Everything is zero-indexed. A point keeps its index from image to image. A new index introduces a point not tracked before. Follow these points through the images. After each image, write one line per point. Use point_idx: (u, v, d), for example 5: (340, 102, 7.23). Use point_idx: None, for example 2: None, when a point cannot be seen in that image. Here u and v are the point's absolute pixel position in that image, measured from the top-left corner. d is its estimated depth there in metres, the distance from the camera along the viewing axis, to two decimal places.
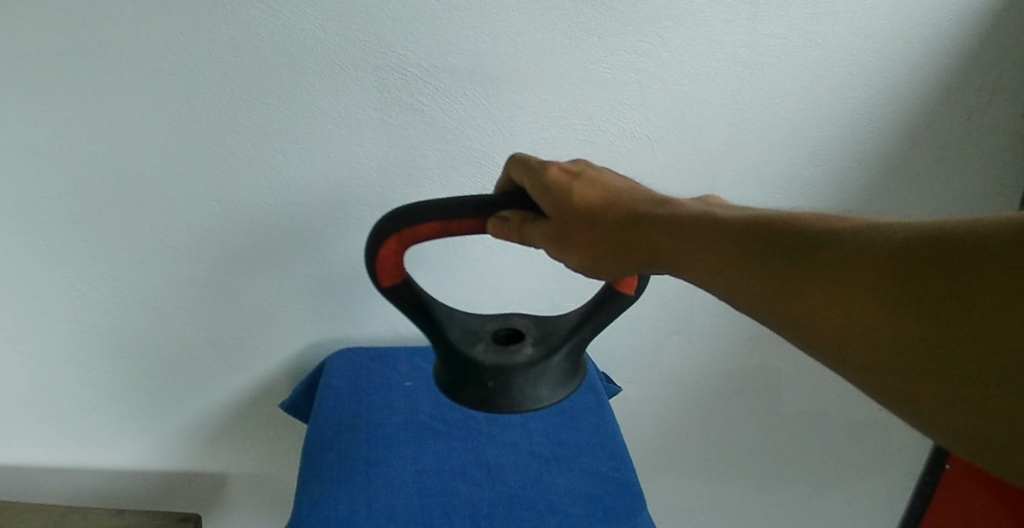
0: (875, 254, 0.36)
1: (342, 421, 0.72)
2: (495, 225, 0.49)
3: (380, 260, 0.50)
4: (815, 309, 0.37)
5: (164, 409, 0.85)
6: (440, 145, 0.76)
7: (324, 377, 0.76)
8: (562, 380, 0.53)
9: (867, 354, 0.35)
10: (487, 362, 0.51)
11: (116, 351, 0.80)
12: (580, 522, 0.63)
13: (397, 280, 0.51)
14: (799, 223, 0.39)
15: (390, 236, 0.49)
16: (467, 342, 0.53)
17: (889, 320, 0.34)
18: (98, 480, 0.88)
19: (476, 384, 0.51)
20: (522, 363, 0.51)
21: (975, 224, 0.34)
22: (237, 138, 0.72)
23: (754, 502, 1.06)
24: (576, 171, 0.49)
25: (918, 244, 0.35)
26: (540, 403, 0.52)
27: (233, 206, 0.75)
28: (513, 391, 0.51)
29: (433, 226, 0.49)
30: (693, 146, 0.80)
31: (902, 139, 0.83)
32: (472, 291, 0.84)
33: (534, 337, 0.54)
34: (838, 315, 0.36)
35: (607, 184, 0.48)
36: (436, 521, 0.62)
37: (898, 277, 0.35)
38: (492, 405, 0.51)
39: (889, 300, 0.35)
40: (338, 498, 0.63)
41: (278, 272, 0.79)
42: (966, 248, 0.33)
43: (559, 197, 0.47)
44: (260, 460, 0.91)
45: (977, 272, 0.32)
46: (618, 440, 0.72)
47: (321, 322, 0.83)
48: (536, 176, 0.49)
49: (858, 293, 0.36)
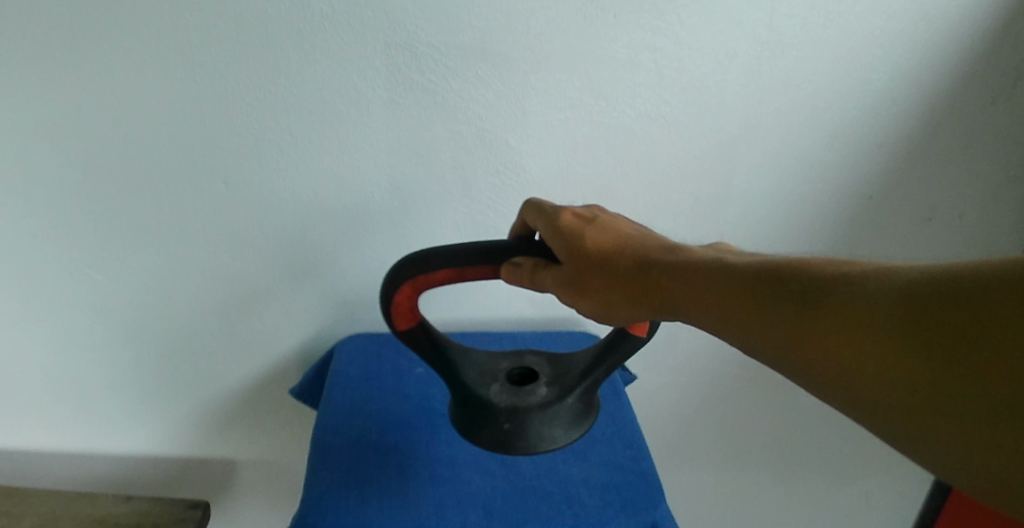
0: (880, 304, 0.38)
1: (353, 407, 0.69)
2: (508, 271, 0.53)
3: (395, 304, 0.55)
4: (826, 361, 0.39)
5: (175, 394, 0.84)
6: (452, 126, 0.73)
7: (334, 363, 0.75)
8: (575, 420, 0.57)
9: (882, 409, 0.38)
10: (502, 404, 0.56)
11: (128, 336, 0.79)
12: (593, 513, 0.60)
13: (412, 323, 0.56)
14: (807, 271, 0.42)
15: (404, 283, 0.54)
16: (482, 384, 0.57)
17: (897, 372, 0.37)
18: (108, 465, 0.87)
19: (492, 427, 0.55)
20: (536, 405, 0.55)
21: (970, 270, 0.36)
22: (241, 120, 0.69)
23: (771, 491, 1.04)
24: (588, 215, 0.52)
25: (916, 292, 0.37)
26: (554, 444, 0.56)
27: (239, 189, 0.73)
28: (528, 433, 0.55)
29: (445, 272, 0.53)
30: (713, 129, 0.77)
31: (930, 121, 0.80)
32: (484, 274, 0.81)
33: (547, 378, 0.58)
34: (849, 367, 0.38)
35: (618, 229, 0.51)
36: (448, 511, 0.60)
37: (903, 328, 0.37)
38: (508, 448, 0.55)
39: (897, 353, 0.37)
40: (348, 488, 0.61)
41: (285, 255, 0.77)
42: (970, 296, 0.35)
43: (571, 243, 0.50)
44: (271, 445, 0.89)
45: (975, 322, 0.35)
46: (636, 428, 0.68)
47: (329, 307, 0.81)
48: (549, 220, 0.52)
49: (869, 349, 0.38)
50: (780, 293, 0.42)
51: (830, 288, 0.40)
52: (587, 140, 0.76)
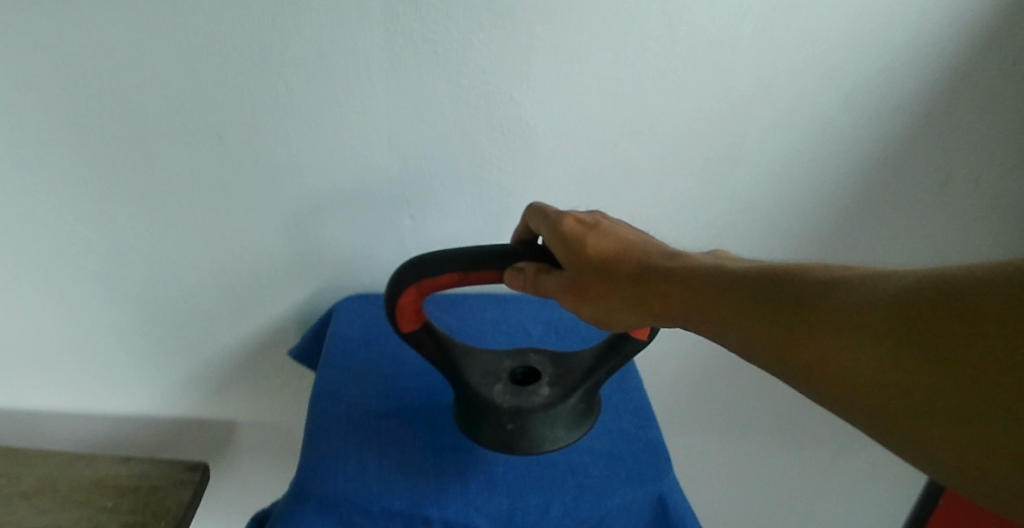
0: (879, 309, 0.39)
1: (352, 371, 0.65)
2: (511, 275, 0.54)
3: (400, 307, 0.55)
4: (830, 371, 0.40)
5: (172, 356, 0.82)
6: (453, 80, 0.70)
7: (333, 323, 0.72)
8: (578, 420, 0.56)
9: (887, 415, 0.38)
10: (505, 404, 0.55)
11: (123, 296, 0.77)
12: (598, 483, 0.56)
13: (417, 325, 0.56)
14: (805, 280, 0.42)
15: (410, 286, 0.54)
16: (485, 384, 0.57)
17: (899, 378, 0.38)
18: (107, 425, 0.86)
19: (494, 427, 0.54)
20: (539, 405, 0.55)
21: (959, 276, 0.37)
22: (231, 74, 0.66)
23: (776, 456, 1.03)
24: (591, 222, 0.53)
25: (908, 301, 0.38)
26: (557, 445, 0.54)
27: (232, 145, 0.70)
28: (531, 434, 0.54)
29: (451, 277, 0.54)
30: (726, 85, 0.74)
31: (959, 77, 0.75)
32: (484, 234, 0.80)
33: (549, 378, 0.57)
34: (853, 376, 0.39)
35: (620, 235, 0.52)
36: (450, 479, 0.55)
37: (900, 334, 0.38)
38: (512, 448, 0.54)
39: (897, 359, 0.38)
40: (345, 455, 0.56)
41: (281, 213, 0.75)
42: (962, 300, 0.36)
43: (574, 248, 0.51)
44: (271, 406, 0.88)
45: (966, 330, 0.36)
46: (641, 397, 0.65)
47: (328, 268, 0.79)
48: (553, 225, 0.53)
49: (871, 356, 0.39)
50: (781, 305, 0.42)
51: (827, 298, 0.41)
52: (594, 97, 0.73)
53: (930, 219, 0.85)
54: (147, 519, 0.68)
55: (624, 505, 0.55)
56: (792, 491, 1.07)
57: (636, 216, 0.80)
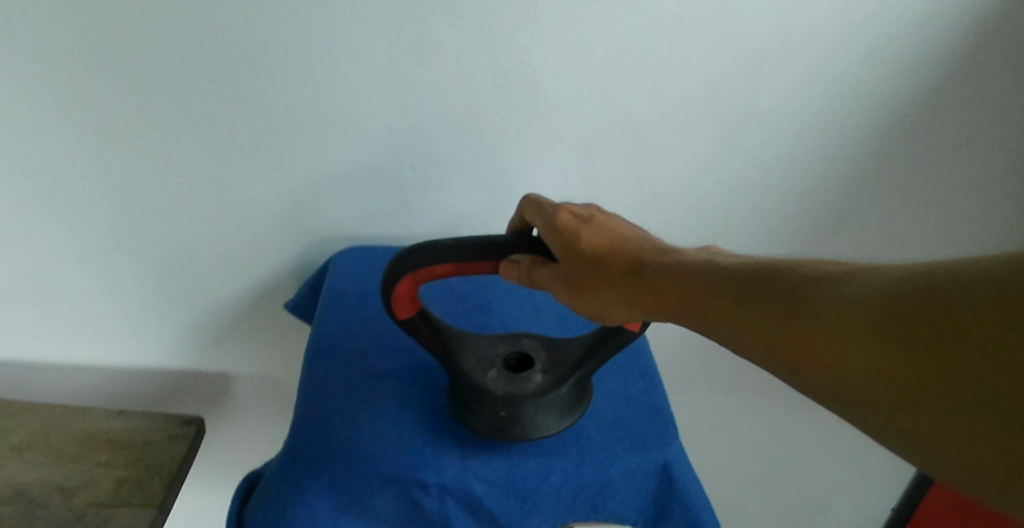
0: (874, 311, 0.38)
1: (348, 327, 0.62)
2: (506, 268, 0.52)
3: (395, 295, 0.52)
4: (830, 371, 0.39)
5: (166, 307, 0.80)
6: (456, 21, 0.66)
7: (328, 277, 0.68)
8: (570, 407, 0.54)
9: (888, 418, 0.37)
10: (498, 391, 0.52)
11: (114, 244, 0.75)
12: (602, 448, 0.54)
13: (413, 313, 0.53)
14: (801, 278, 0.42)
15: (405, 274, 0.51)
16: (479, 370, 0.54)
17: (899, 381, 0.37)
18: (102, 378, 0.84)
19: (486, 414, 0.52)
20: (533, 393, 0.53)
21: (952, 273, 0.37)
22: (222, 10, 0.63)
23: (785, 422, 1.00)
24: (585, 215, 0.51)
25: (900, 301, 0.38)
26: (548, 432, 0.53)
27: (224, 88, 0.67)
28: (523, 421, 0.52)
29: (446, 267, 0.52)
30: (747, 31, 0.69)
31: (998, 25, 0.70)
32: (488, 186, 0.76)
33: (543, 364, 0.55)
34: (853, 377, 0.38)
35: (615, 230, 0.50)
36: (447, 442, 0.53)
37: (898, 336, 0.37)
38: (503, 435, 0.52)
39: (896, 361, 0.37)
40: (340, 415, 0.54)
41: (276, 161, 0.71)
42: (957, 302, 0.36)
43: (568, 242, 0.50)
44: (268, 361, 0.86)
45: (960, 330, 0.35)
46: (647, 359, 0.63)
47: (324, 220, 0.76)
48: (547, 218, 0.51)
49: (871, 357, 0.38)
50: (775, 305, 0.41)
51: (823, 298, 0.40)
52: (605, 41, 0.68)
53: (953, 180, 0.81)
54: (141, 476, 0.66)
55: (629, 472, 0.54)
56: (797, 460, 1.05)
57: (646, 170, 0.77)
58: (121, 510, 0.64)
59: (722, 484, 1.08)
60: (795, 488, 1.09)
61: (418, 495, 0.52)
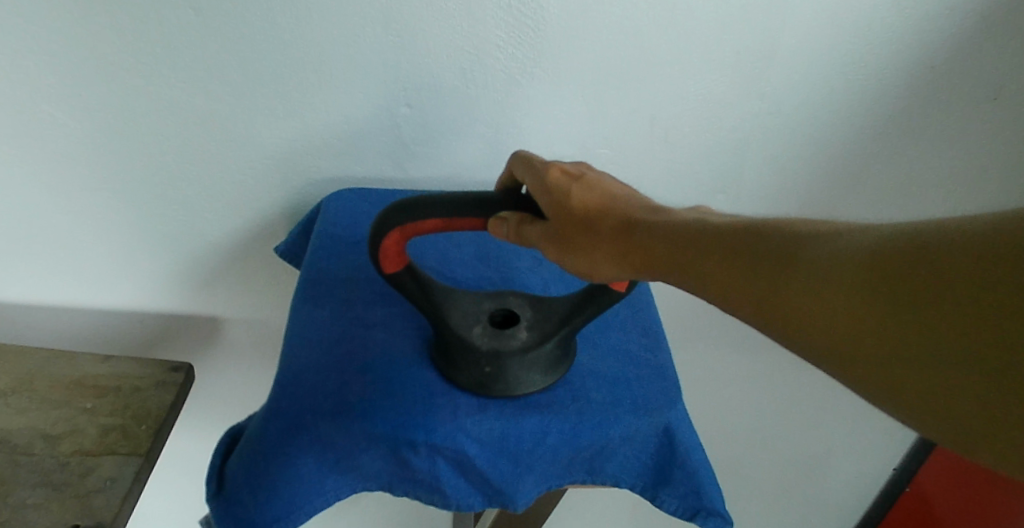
0: (868, 264, 0.35)
1: (337, 277, 0.59)
2: (494, 225, 0.49)
3: (382, 251, 0.49)
4: (825, 329, 0.37)
5: (152, 249, 0.76)
6: None
7: (318, 223, 0.64)
8: (555, 364, 0.52)
9: (880, 377, 0.35)
10: (483, 347, 0.51)
11: (94, 182, 0.71)
12: (601, 410, 0.51)
13: (400, 268, 0.50)
14: (796, 235, 0.39)
15: (393, 229, 0.48)
16: (464, 324, 0.52)
17: (892, 336, 0.34)
18: (88, 322, 0.82)
19: (471, 369, 0.51)
20: (518, 349, 0.51)
21: (949, 230, 0.34)
22: None
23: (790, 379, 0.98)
24: (576, 173, 0.49)
25: (891, 260, 0.35)
26: (532, 388, 0.51)
27: (208, 16, 0.62)
28: (508, 376, 0.51)
29: (435, 222, 0.49)
30: None
31: None
32: (488, 129, 0.72)
33: (528, 319, 0.53)
34: (847, 335, 0.36)
35: (606, 188, 0.48)
36: (439, 400, 0.50)
37: (892, 289, 0.34)
38: (487, 390, 0.51)
39: (890, 315, 0.34)
40: (327, 370, 0.51)
41: (264, 97, 0.67)
42: (953, 250, 0.33)
43: (558, 200, 0.48)
44: (259, 306, 0.83)
45: (953, 292, 0.32)
46: (652, 316, 0.60)
47: (315, 162, 0.72)
48: (537, 176, 0.50)
49: (865, 313, 0.35)
50: (766, 263, 0.39)
51: (819, 254, 0.38)
52: None
53: (979, 133, 0.77)
54: (128, 424, 0.65)
55: (628, 435, 0.52)
56: (805, 420, 1.02)
57: (657, 113, 0.72)
58: (106, 458, 0.62)
59: (728, 445, 1.04)
60: (800, 449, 1.06)
61: (408, 456, 0.49)
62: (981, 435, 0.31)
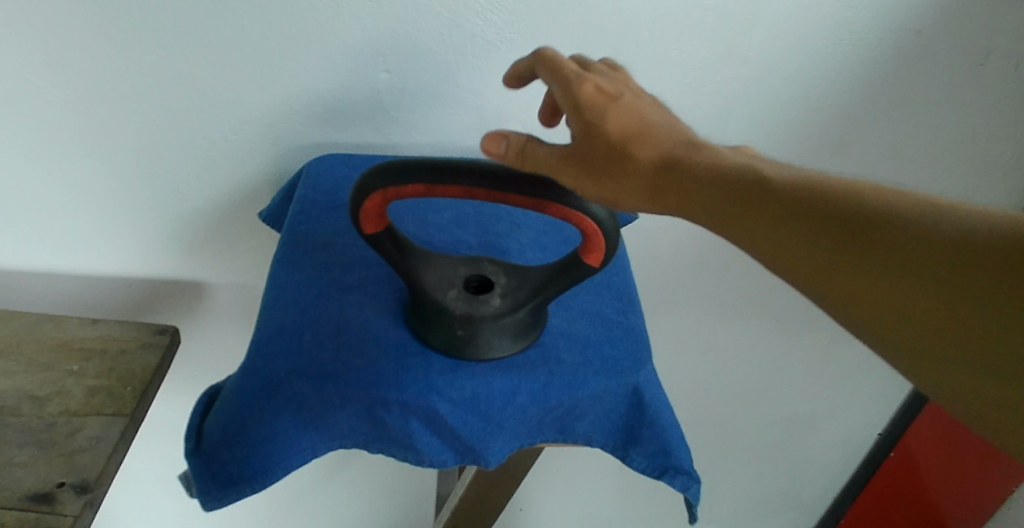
0: (935, 244, 0.39)
1: (316, 239, 0.60)
2: (490, 141, 0.47)
3: (364, 210, 0.49)
4: (876, 295, 0.40)
5: (137, 214, 0.77)
6: None
7: (300, 186, 0.65)
8: (524, 332, 0.53)
9: (915, 346, 0.39)
10: (455, 310, 0.51)
11: (75, 146, 0.71)
12: (570, 370, 0.53)
13: (380, 229, 0.50)
14: (856, 200, 0.41)
15: (375, 192, 0.48)
16: (439, 288, 0.52)
17: (940, 316, 0.38)
18: (75, 286, 0.82)
19: (444, 332, 0.51)
20: (489, 315, 0.51)
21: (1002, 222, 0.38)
22: None
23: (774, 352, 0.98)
24: (613, 93, 0.48)
25: (951, 238, 0.38)
26: (502, 353, 0.52)
27: None
28: (478, 340, 0.51)
29: (415, 188, 0.48)
30: None
31: None
32: (469, 96, 0.72)
33: (503, 286, 0.53)
34: (895, 303, 0.39)
35: (642, 115, 0.47)
36: (412, 359, 0.52)
37: (954, 272, 0.38)
38: (460, 352, 0.52)
39: (941, 296, 0.38)
40: (302, 329, 0.52)
41: (243, 62, 0.67)
42: (1010, 249, 0.37)
43: (592, 119, 0.46)
44: (244, 271, 0.84)
45: (1004, 281, 0.37)
46: (628, 281, 0.61)
47: (297, 126, 0.72)
48: (571, 91, 0.48)
49: (917, 286, 0.39)
50: (814, 227, 0.41)
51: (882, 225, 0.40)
52: None
53: (959, 101, 0.77)
54: (113, 385, 0.66)
55: (598, 395, 0.53)
56: (787, 385, 1.03)
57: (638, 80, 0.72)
58: (92, 418, 0.64)
59: (712, 410, 1.05)
60: (782, 413, 1.08)
61: (381, 414, 0.51)
62: (1007, 410, 0.38)
